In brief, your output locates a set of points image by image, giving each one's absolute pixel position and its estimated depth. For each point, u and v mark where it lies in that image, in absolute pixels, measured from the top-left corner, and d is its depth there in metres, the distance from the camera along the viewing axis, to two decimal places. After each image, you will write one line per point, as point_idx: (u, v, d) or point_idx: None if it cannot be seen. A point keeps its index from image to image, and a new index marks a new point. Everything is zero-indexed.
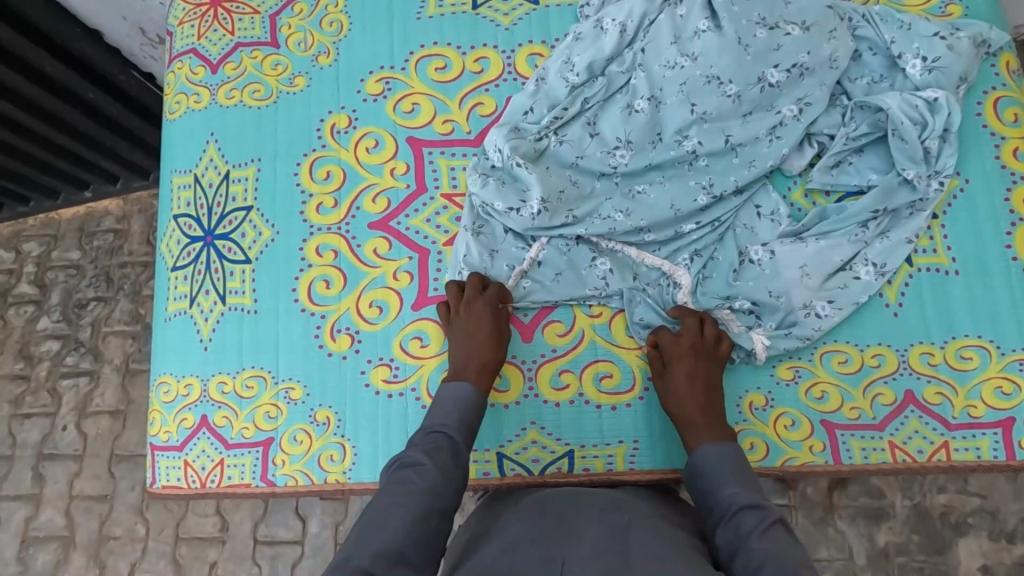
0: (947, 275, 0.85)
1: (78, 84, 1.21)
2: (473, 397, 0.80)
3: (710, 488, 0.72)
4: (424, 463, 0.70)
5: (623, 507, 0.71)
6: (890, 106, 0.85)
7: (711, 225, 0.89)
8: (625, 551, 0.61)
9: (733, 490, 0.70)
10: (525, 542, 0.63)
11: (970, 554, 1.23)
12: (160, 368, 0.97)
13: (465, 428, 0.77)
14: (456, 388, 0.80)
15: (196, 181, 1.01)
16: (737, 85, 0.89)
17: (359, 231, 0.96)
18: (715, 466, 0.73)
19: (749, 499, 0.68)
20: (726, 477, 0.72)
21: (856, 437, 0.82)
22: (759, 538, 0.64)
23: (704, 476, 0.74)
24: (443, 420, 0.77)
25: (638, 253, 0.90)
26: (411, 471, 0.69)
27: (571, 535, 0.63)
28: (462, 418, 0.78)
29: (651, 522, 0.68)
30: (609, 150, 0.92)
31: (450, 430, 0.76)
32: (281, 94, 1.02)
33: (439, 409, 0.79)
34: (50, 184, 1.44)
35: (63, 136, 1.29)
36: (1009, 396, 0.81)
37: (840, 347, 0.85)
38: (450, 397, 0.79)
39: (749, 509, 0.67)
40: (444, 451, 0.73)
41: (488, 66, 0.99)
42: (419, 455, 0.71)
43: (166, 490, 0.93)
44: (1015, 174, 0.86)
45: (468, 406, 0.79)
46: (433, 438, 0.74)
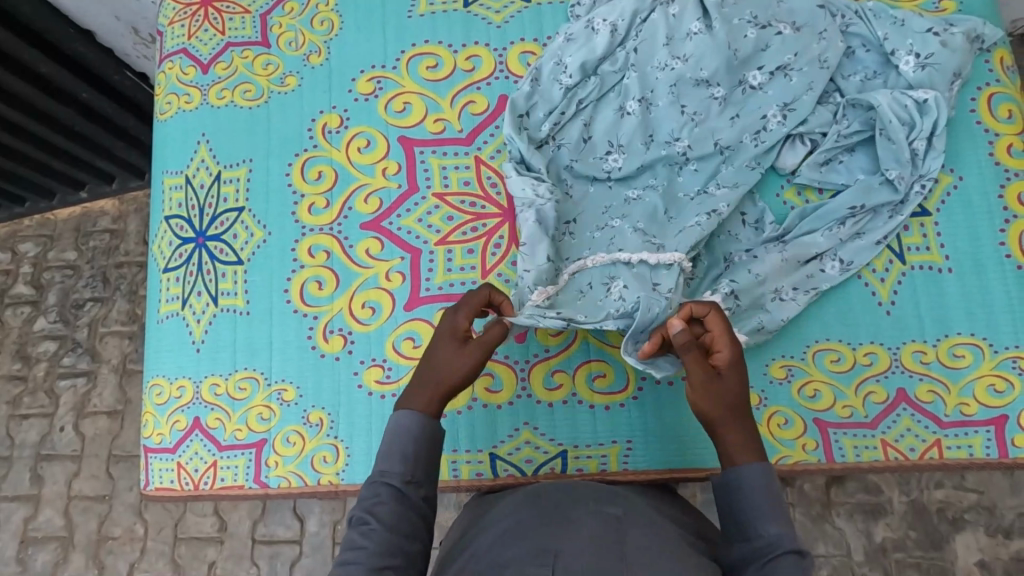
0: (940, 272, 0.85)
1: (72, 84, 1.20)
2: (418, 426, 0.69)
3: (742, 515, 0.64)
4: (371, 522, 0.64)
5: (617, 500, 0.70)
6: (880, 104, 0.85)
7: (719, 216, 0.87)
8: (620, 540, 0.60)
9: (776, 530, 0.62)
10: (520, 531, 0.63)
11: (968, 549, 1.23)
12: (154, 369, 0.97)
13: (411, 468, 0.67)
14: (396, 418, 0.70)
15: (188, 181, 1.01)
16: (724, 88, 0.90)
17: (351, 231, 0.95)
18: (753, 492, 0.64)
19: (790, 542, 0.61)
20: (766, 507, 0.64)
21: (848, 436, 0.82)
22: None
23: (739, 496, 0.65)
24: (386, 464, 0.68)
25: (652, 256, 0.84)
26: (357, 534, 0.63)
27: (567, 523, 0.62)
28: (408, 454, 0.68)
29: (646, 516, 0.67)
30: (601, 156, 0.92)
31: (394, 478, 0.66)
32: (273, 94, 1.02)
33: (382, 450, 0.69)
34: (47, 185, 1.43)
35: (59, 137, 1.28)
36: (1003, 394, 0.81)
37: (834, 346, 0.84)
38: (390, 429, 0.70)
39: (791, 555, 0.61)
40: (391, 501, 0.66)
41: (480, 64, 0.98)
42: (362, 511, 0.65)
43: (160, 492, 0.93)
44: (1009, 171, 0.86)
45: (410, 437, 0.69)
46: (376, 488, 0.66)
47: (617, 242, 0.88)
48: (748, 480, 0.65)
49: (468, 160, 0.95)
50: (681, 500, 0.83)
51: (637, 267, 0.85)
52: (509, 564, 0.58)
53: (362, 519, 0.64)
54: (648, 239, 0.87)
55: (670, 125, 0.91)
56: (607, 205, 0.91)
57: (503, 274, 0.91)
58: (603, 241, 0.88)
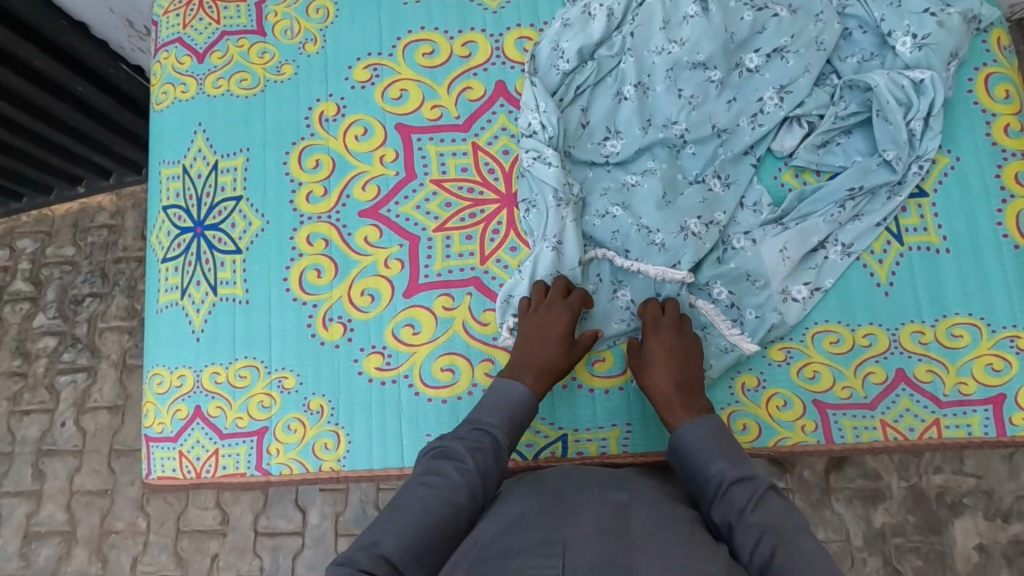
0: (938, 253, 0.85)
1: (67, 78, 1.20)
2: (528, 400, 0.79)
3: (693, 468, 0.71)
4: (465, 462, 0.70)
5: (621, 485, 0.71)
6: (878, 84, 0.85)
7: (718, 226, 0.88)
8: (625, 526, 0.61)
9: (718, 467, 0.69)
10: (523, 522, 0.63)
11: (966, 533, 1.24)
12: (154, 359, 0.97)
13: (511, 432, 0.76)
14: (513, 387, 0.79)
15: (185, 171, 1.01)
16: (721, 71, 0.90)
17: (349, 219, 0.95)
18: (693, 444, 0.72)
19: (733, 472, 0.68)
20: (709, 453, 0.71)
21: (848, 417, 0.82)
22: (752, 514, 0.64)
23: (685, 455, 0.73)
24: (489, 417, 0.76)
25: (659, 270, 0.87)
26: (450, 466, 0.69)
27: (570, 511, 0.63)
28: (510, 419, 0.77)
29: (651, 500, 0.68)
30: (599, 141, 0.92)
31: (497, 432, 0.74)
32: (269, 83, 1.01)
33: (489, 406, 0.77)
34: (44, 180, 1.43)
35: (56, 132, 1.28)
36: (1001, 372, 0.81)
37: (832, 327, 0.84)
38: (505, 394, 0.78)
39: (737, 484, 0.67)
40: (488, 452, 0.72)
41: (476, 50, 0.98)
42: (461, 449, 0.71)
43: (162, 481, 0.93)
44: (1007, 151, 0.86)
45: (519, 407, 0.78)
46: (479, 436, 0.73)
47: (621, 234, 0.89)
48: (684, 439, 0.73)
49: (466, 146, 0.95)
50: None
51: (644, 276, 0.88)
52: (516, 554, 0.58)
53: (458, 455, 0.70)
54: (651, 237, 0.88)
55: (667, 109, 0.91)
56: (604, 190, 0.92)
57: (502, 260, 0.92)
58: (609, 232, 0.90)
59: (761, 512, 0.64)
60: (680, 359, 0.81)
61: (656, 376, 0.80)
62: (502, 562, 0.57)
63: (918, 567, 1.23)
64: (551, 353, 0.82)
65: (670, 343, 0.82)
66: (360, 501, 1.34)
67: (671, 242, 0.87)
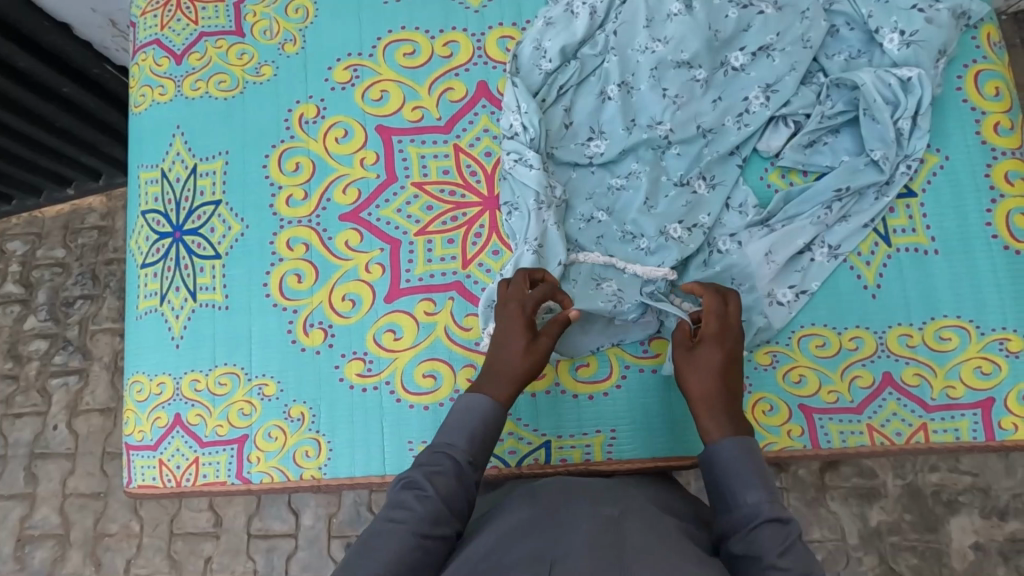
0: (926, 254, 0.83)
1: (51, 78, 1.18)
2: (486, 408, 0.72)
3: (723, 487, 0.66)
4: (426, 489, 0.64)
5: (614, 499, 0.69)
6: (864, 83, 0.84)
7: (701, 229, 0.86)
8: (619, 540, 0.58)
9: (756, 498, 0.63)
10: (516, 535, 0.61)
11: (962, 531, 1.23)
12: (134, 366, 0.95)
13: (476, 450, 0.70)
14: (476, 398, 0.72)
15: (163, 175, 0.99)
16: (705, 70, 0.88)
17: (330, 223, 0.94)
18: (730, 464, 0.66)
19: (770, 509, 0.62)
20: (747, 479, 0.65)
21: (834, 421, 0.81)
22: (779, 559, 0.59)
23: (718, 471, 0.67)
24: (453, 439, 0.70)
25: (645, 270, 0.86)
26: (411, 496, 0.64)
27: (562, 526, 0.61)
28: (471, 434, 0.70)
29: (645, 514, 0.66)
30: (582, 142, 0.91)
31: (457, 453, 0.68)
32: (248, 85, 1.00)
33: (451, 425, 0.71)
34: (33, 182, 1.41)
35: (44, 134, 1.27)
36: (989, 376, 0.80)
37: (818, 331, 0.83)
38: (466, 407, 0.72)
39: (771, 523, 0.62)
40: (450, 475, 0.66)
41: (458, 50, 0.96)
42: (420, 475, 0.65)
43: (143, 490, 0.92)
44: (997, 150, 0.84)
45: (480, 420, 0.71)
46: (439, 458, 0.68)
47: (606, 240, 0.88)
48: (722, 455, 0.67)
49: (448, 148, 0.94)
50: (672, 488, 0.82)
51: (629, 275, 0.87)
52: (508, 568, 0.56)
53: (417, 482, 0.65)
54: (636, 243, 0.87)
55: (652, 109, 0.89)
56: (590, 195, 0.90)
57: (484, 264, 0.90)
58: (593, 238, 0.89)
59: (788, 558, 0.59)
60: (729, 361, 0.72)
61: (703, 383, 0.71)
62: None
63: (915, 566, 1.22)
64: (513, 356, 0.75)
65: (727, 353, 0.72)
66: (353, 503, 1.33)
67: (655, 247, 0.86)
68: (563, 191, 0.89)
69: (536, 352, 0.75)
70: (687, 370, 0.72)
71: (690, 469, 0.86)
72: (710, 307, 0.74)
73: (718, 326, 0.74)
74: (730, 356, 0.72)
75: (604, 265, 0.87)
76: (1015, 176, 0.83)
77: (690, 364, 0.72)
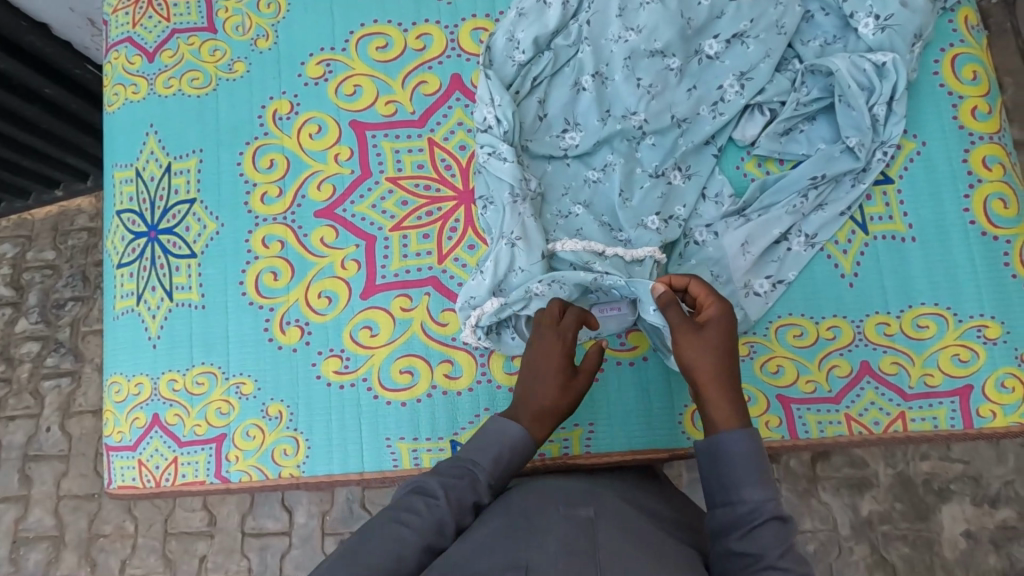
0: (904, 241, 0.83)
1: (33, 79, 1.17)
2: (521, 444, 0.71)
3: (724, 479, 0.64)
4: (438, 498, 0.63)
5: (589, 500, 0.67)
6: (839, 69, 0.83)
7: (677, 222, 0.86)
8: (592, 544, 0.57)
9: (760, 495, 0.61)
10: (492, 538, 0.59)
11: (953, 519, 1.23)
12: (112, 367, 0.95)
13: (498, 472, 0.68)
14: (509, 425, 0.71)
15: (138, 174, 0.99)
16: (679, 59, 0.88)
17: (305, 220, 0.93)
18: (736, 457, 0.63)
19: (773, 507, 0.61)
20: (751, 473, 0.63)
21: (812, 411, 0.80)
22: (780, 559, 0.58)
23: (722, 463, 0.64)
24: (478, 456, 0.69)
25: (626, 252, 0.84)
26: (421, 502, 0.63)
27: (536, 532, 0.59)
28: (498, 458, 0.69)
29: (620, 516, 0.64)
30: (557, 135, 0.90)
31: (480, 473, 0.67)
32: (220, 81, 0.99)
33: (476, 444, 0.70)
34: (21, 185, 1.39)
35: (28, 135, 1.25)
36: (967, 363, 0.79)
37: (796, 320, 0.82)
38: (499, 433, 0.71)
39: (772, 521, 0.60)
40: (465, 491, 0.65)
41: (431, 43, 0.96)
42: (436, 484, 0.65)
43: (124, 491, 0.92)
44: (975, 135, 0.83)
45: (510, 447, 0.70)
46: (460, 471, 0.67)
47: (584, 229, 0.86)
48: (730, 447, 0.64)
49: (422, 142, 0.93)
50: (652, 483, 0.81)
51: (610, 260, 0.84)
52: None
53: (431, 490, 0.64)
54: (614, 234, 0.86)
55: (626, 99, 0.88)
56: (566, 189, 0.89)
57: (460, 259, 0.90)
58: (572, 229, 0.87)
59: (788, 559, 0.59)
60: (734, 347, 0.71)
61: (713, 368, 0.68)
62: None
63: (906, 555, 1.22)
64: (543, 387, 0.74)
65: (730, 338, 0.71)
66: (346, 500, 1.33)
67: (632, 237, 0.85)
68: (538, 184, 0.88)
69: (572, 393, 0.74)
70: (694, 355, 0.69)
71: (669, 460, 0.86)
72: (712, 293, 0.73)
73: (722, 309, 0.71)
74: (732, 341, 0.70)
75: (584, 250, 0.85)
76: (993, 161, 0.83)
77: (699, 349, 0.69)
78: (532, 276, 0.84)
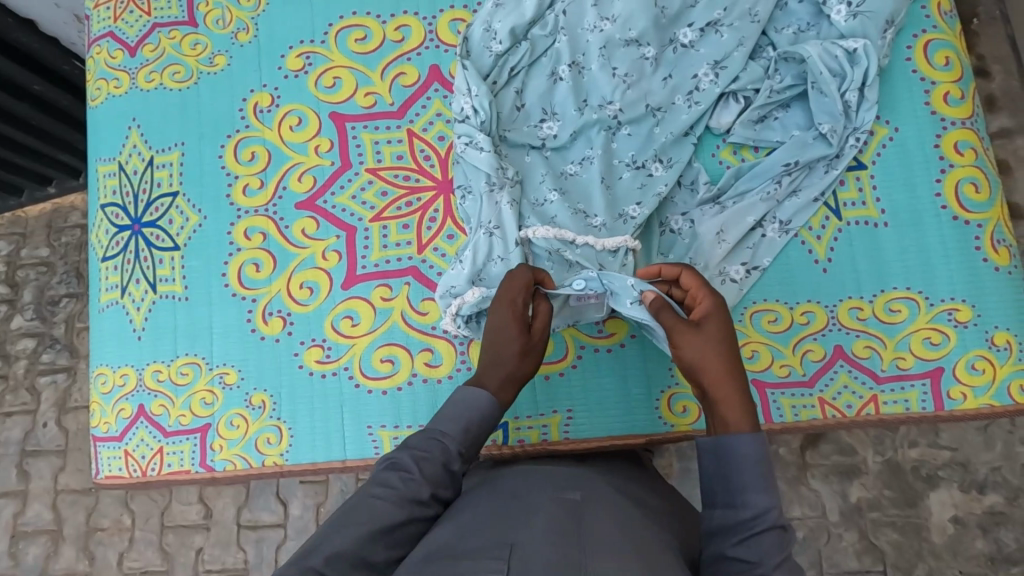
0: (876, 226, 0.83)
1: (22, 76, 1.17)
2: (490, 409, 0.72)
3: (731, 482, 0.63)
4: (412, 472, 0.64)
5: (577, 484, 0.69)
6: (810, 55, 0.83)
7: (659, 199, 0.86)
8: (579, 527, 0.58)
9: (765, 502, 0.61)
10: (479, 519, 0.61)
11: (942, 505, 1.24)
12: (98, 359, 0.96)
13: (469, 441, 0.69)
14: (475, 392, 0.71)
15: (121, 168, 0.99)
16: (654, 48, 0.89)
17: (286, 211, 0.94)
18: (744, 459, 0.63)
19: (775, 516, 0.61)
20: (756, 478, 0.63)
21: (786, 395, 0.81)
22: (774, 570, 0.58)
23: (729, 463, 0.64)
24: (447, 426, 0.69)
25: (597, 240, 0.84)
26: (395, 476, 0.64)
27: (524, 512, 0.61)
28: (468, 427, 0.70)
29: (607, 501, 0.66)
30: (535, 125, 0.91)
31: (450, 442, 0.68)
32: (202, 75, 1.00)
33: (446, 413, 0.70)
34: (15, 182, 1.40)
35: (18, 133, 1.24)
36: (939, 346, 0.80)
37: (771, 306, 0.83)
38: (466, 400, 0.71)
39: (773, 528, 0.60)
40: (438, 463, 0.66)
41: (409, 34, 0.96)
42: (408, 459, 0.65)
43: (111, 481, 0.93)
44: (947, 120, 0.84)
45: (478, 413, 0.71)
46: (432, 444, 0.67)
47: (558, 215, 0.86)
48: (739, 447, 0.64)
49: (401, 134, 0.94)
50: (631, 467, 0.83)
51: (582, 249, 0.84)
52: (467, 556, 0.55)
53: (403, 465, 0.65)
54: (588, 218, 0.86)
55: (602, 89, 0.89)
56: (542, 181, 0.89)
57: (439, 248, 0.90)
58: (549, 217, 0.86)
59: (784, 569, 0.58)
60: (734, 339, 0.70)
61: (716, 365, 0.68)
62: (452, 564, 0.54)
63: (895, 541, 1.23)
64: (508, 358, 0.74)
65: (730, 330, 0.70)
66: (341, 491, 1.34)
67: (608, 221, 0.85)
68: (515, 172, 0.89)
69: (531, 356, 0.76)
70: (696, 350, 0.69)
71: (647, 445, 0.88)
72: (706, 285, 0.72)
73: (718, 303, 0.70)
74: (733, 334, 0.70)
75: (557, 238, 0.84)
76: (965, 146, 0.83)
77: (700, 343, 0.69)
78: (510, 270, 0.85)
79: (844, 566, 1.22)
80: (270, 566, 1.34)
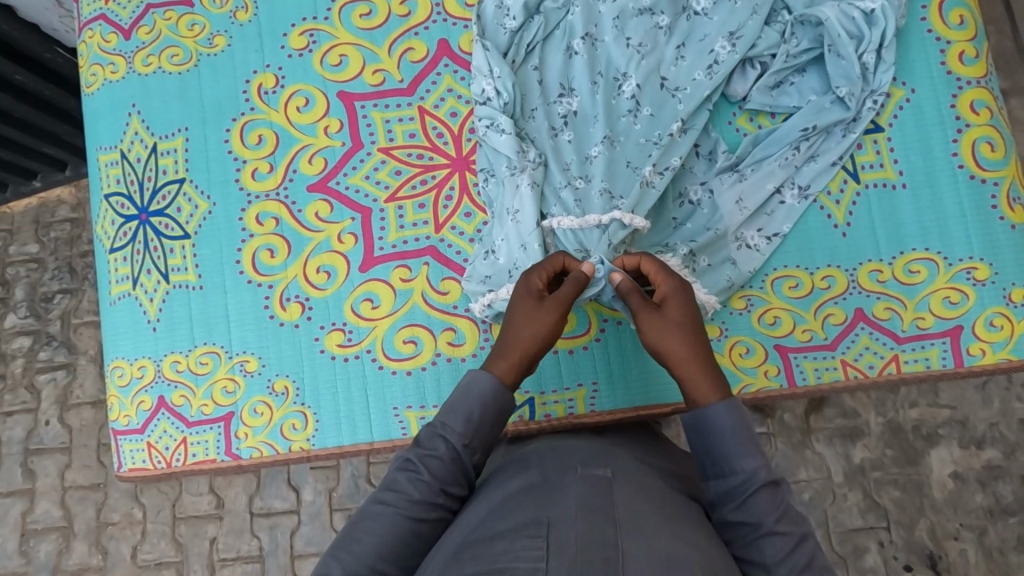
0: (894, 188, 0.84)
1: (6, 68, 1.12)
2: (494, 390, 0.69)
3: (716, 453, 0.64)
4: (420, 474, 0.65)
5: (603, 460, 0.68)
6: (828, 18, 0.83)
7: (672, 171, 0.85)
8: (608, 503, 0.58)
9: (753, 465, 0.62)
10: (508, 504, 0.60)
11: (942, 462, 1.27)
12: (113, 352, 0.94)
13: (471, 432, 0.68)
14: (476, 375, 0.70)
15: (123, 157, 0.97)
16: (668, 16, 0.89)
17: (298, 195, 0.92)
18: (725, 432, 0.64)
19: (765, 475, 0.62)
20: (738, 446, 0.63)
21: (809, 359, 0.82)
22: (776, 525, 0.61)
23: (711, 436, 0.64)
24: (449, 419, 0.68)
25: (625, 216, 0.82)
26: (404, 479, 0.65)
27: (555, 490, 0.60)
28: (468, 416, 0.68)
29: (633, 475, 0.66)
30: (553, 101, 0.89)
31: (452, 437, 0.67)
32: (201, 57, 0.97)
33: (449, 404, 0.69)
34: None
35: (10, 128, 1.21)
36: (957, 304, 0.81)
37: (791, 272, 0.84)
38: (465, 386, 0.70)
39: (766, 487, 0.62)
40: (445, 460, 0.66)
41: (415, 8, 0.94)
42: (416, 460, 0.66)
43: (134, 473, 0.92)
44: (962, 80, 0.84)
45: (478, 400, 0.69)
46: (435, 441, 0.67)
47: (584, 203, 0.85)
48: (714, 420, 0.64)
49: (412, 111, 0.92)
50: (654, 438, 0.84)
51: (601, 230, 0.83)
52: (501, 537, 0.55)
53: (412, 465, 0.66)
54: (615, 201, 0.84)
55: (617, 60, 0.88)
56: (568, 163, 0.87)
57: (457, 227, 0.90)
58: (571, 202, 0.85)
59: (784, 523, 0.61)
60: (697, 323, 0.70)
61: (679, 348, 0.68)
62: (487, 546, 0.55)
63: (897, 498, 1.26)
64: (517, 330, 0.72)
65: (693, 314, 0.70)
66: (352, 476, 1.35)
67: (633, 201, 0.83)
68: (538, 153, 0.87)
69: (542, 322, 0.72)
70: (660, 337, 0.69)
71: (671, 416, 0.88)
72: (667, 271, 0.73)
73: (677, 284, 0.71)
74: (695, 319, 0.70)
75: (581, 228, 0.83)
76: (980, 106, 0.84)
77: (664, 330, 0.69)
78: (531, 257, 0.84)
79: (850, 524, 1.25)
80: (285, 552, 1.34)
